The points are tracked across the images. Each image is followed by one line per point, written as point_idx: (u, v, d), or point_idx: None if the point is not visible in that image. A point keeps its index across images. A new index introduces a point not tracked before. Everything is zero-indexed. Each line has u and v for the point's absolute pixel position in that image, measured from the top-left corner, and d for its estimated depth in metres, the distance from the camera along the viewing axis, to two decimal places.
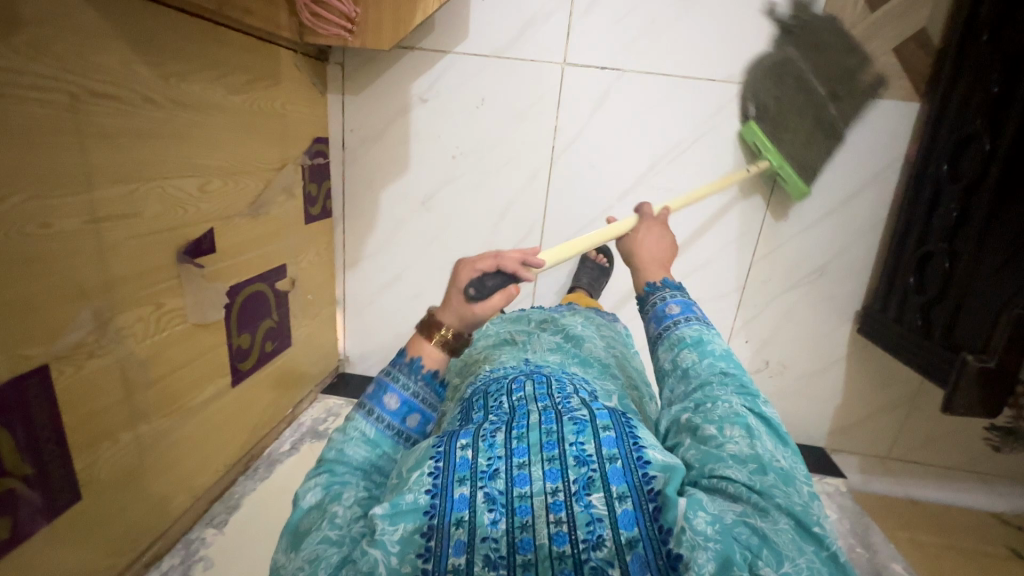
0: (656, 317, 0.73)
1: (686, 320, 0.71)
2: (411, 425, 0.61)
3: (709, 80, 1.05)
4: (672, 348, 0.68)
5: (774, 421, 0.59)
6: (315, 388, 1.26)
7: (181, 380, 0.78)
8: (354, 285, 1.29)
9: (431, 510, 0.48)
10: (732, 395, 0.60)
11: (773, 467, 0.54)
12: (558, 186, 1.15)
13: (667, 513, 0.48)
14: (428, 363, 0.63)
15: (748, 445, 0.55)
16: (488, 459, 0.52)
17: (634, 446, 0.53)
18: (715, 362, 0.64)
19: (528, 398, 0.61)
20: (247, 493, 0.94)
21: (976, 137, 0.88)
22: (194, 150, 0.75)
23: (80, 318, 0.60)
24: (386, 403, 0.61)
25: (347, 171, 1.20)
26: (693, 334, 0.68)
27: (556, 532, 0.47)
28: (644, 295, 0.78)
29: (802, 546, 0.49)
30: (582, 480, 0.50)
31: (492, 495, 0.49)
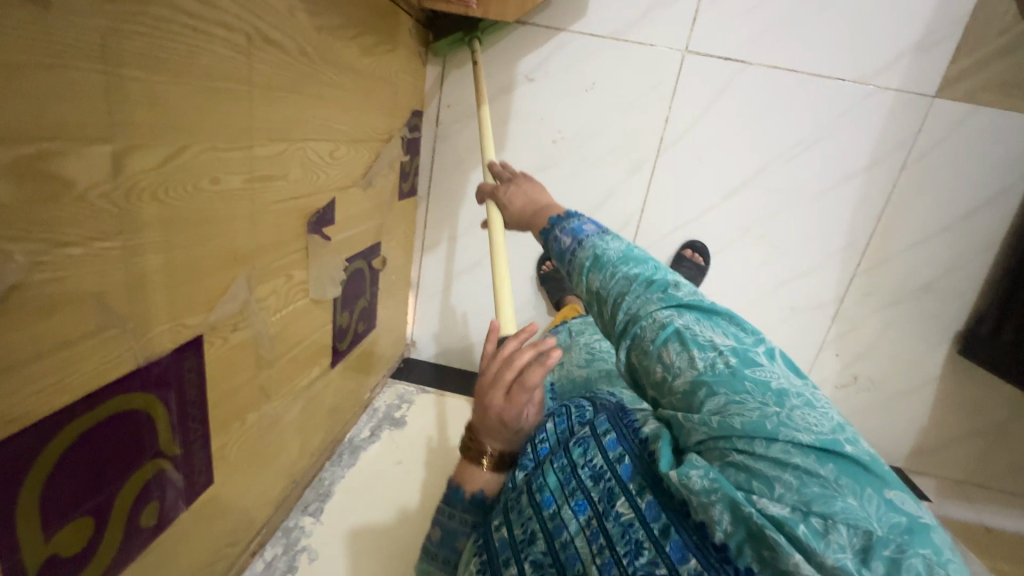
0: (558, 262, 0.61)
1: (582, 240, 0.59)
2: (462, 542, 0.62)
3: (838, 80, 1.00)
4: (581, 278, 0.57)
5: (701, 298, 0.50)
6: (386, 373, 1.21)
7: (296, 358, 0.73)
8: (430, 268, 1.24)
9: None
10: (649, 301, 0.51)
11: (718, 371, 0.44)
12: (660, 180, 1.10)
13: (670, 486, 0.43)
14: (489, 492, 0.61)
15: (688, 361, 0.46)
16: (523, 525, 0.53)
17: (634, 435, 0.52)
18: (621, 270, 0.54)
19: (547, 436, 0.60)
20: (337, 480, 0.89)
21: None
22: (330, 113, 0.70)
23: (233, 287, 0.54)
24: (453, 543, 0.61)
25: (438, 148, 1.14)
26: (591, 254, 0.57)
27: (603, 562, 0.44)
28: (545, 243, 0.65)
29: (787, 454, 0.39)
30: (605, 495, 0.49)
31: (538, 560, 0.49)
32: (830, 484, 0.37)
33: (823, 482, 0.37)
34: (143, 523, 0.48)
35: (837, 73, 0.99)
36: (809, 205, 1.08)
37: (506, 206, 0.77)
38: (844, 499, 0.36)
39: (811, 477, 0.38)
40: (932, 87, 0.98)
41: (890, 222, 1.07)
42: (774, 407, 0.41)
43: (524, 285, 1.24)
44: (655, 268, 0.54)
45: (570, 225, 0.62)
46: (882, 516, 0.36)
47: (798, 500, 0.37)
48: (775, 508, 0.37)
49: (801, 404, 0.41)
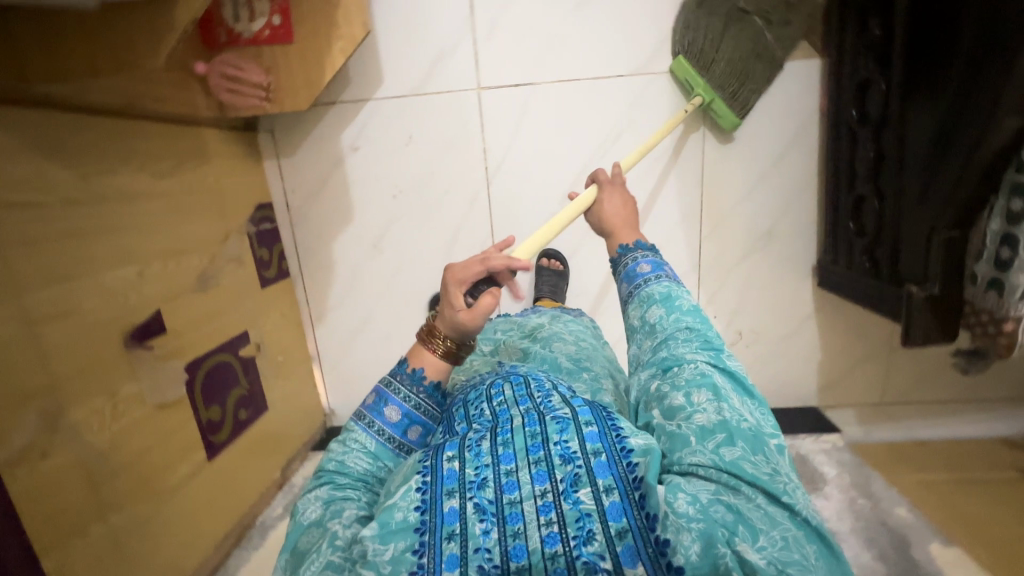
0: (627, 276, 0.75)
1: (656, 279, 0.72)
2: (394, 423, 0.61)
3: (619, 77, 1.09)
4: (642, 305, 0.70)
5: (739, 376, 0.62)
6: (303, 447, 1.26)
7: (152, 462, 0.79)
8: (324, 338, 1.31)
9: (421, 527, 0.48)
10: (697, 355, 0.62)
11: (745, 429, 0.54)
12: (498, 204, 1.18)
13: (652, 500, 0.47)
14: (429, 372, 0.63)
15: (715, 409, 0.56)
16: (476, 468, 0.51)
17: (617, 435, 0.53)
18: (680, 317, 0.67)
19: (509, 402, 0.60)
20: (241, 565, 0.94)
21: (873, 80, 0.92)
22: (125, 239, 0.78)
23: (27, 420, 0.61)
24: (387, 416, 0.61)
25: (296, 229, 1.23)
26: (661, 294, 0.70)
27: (546, 534, 0.46)
28: (618, 259, 0.79)
29: (776, 521, 0.49)
30: (570, 478, 0.49)
31: (482, 505, 0.49)
32: (807, 558, 0.47)
33: (802, 554, 0.47)
34: None
35: (616, 71, 1.09)
36: (638, 190, 1.16)
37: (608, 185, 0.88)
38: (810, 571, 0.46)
39: (794, 544, 0.48)
40: None
41: (713, 185, 1.15)
42: (782, 480, 0.52)
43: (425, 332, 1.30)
44: (715, 332, 0.67)
45: (637, 260, 0.76)
46: None
47: (775, 559, 0.46)
48: (754, 554, 0.45)
49: (802, 490, 0.52)
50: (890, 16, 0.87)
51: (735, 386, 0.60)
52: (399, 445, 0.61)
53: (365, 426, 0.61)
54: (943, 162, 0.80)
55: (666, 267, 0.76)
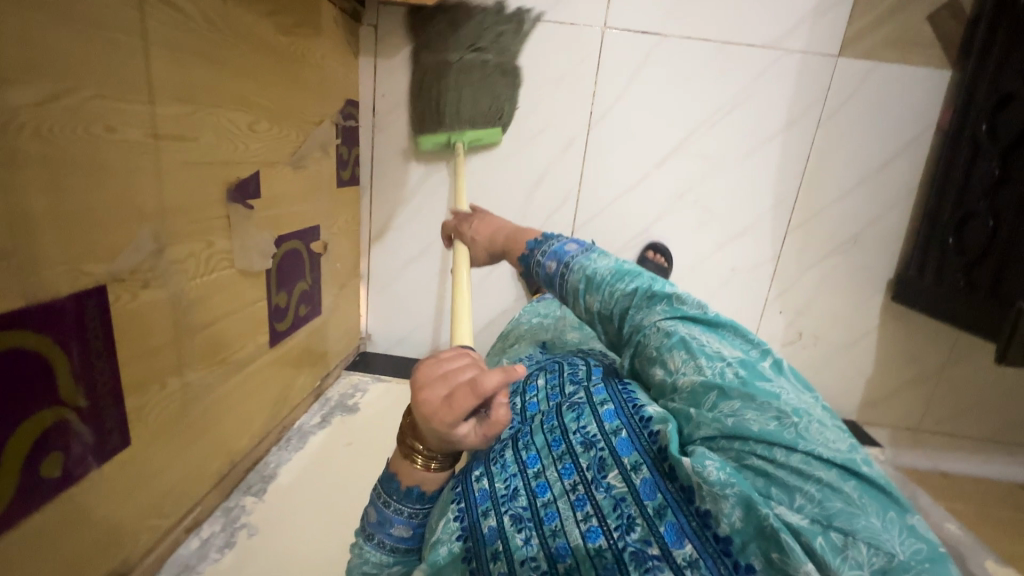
0: (546, 279, 0.66)
1: (569, 262, 0.63)
2: (405, 535, 0.51)
3: (748, 46, 1.06)
4: (578, 300, 0.62)
5: (705, 312, 0.54)
6: (340, 364, 1.20)
7: (227, 330, 0.73)
8: (379, 258, 1.25)
9: (468, 554, 0.47)
10: (653, 315, 0.55)
11: (731, 380, 0.47)
12: (592, 153, 1.14)
13: (680, 471, 0.43)
14: (428, 486, 0.51)
15: (694, 369, 0.49)
16: (505, 480, 0.51)
17: (633, 408, 0.51)
18: (616, 294, 0.59)
19: (541, 395, 0.61)
20: (283, 463, 0.88)
21: (1017, 96, 0.90)
22: (246, 85, 0.71)
23: (140, 239, 0.55)
24: (393, 531, 0.51)
25: (376, 137, 1.17)
26: (582, 278, 0.61)
27: (588, 529, 0.45)
28: (526, 266, 0.70)
29: (807, 471, 0.41)
30: (596, 464, 0.48)
31: (518, 514, 0.48)
32: (851, 502, 0.39)
33: (846, 499, 0.39)
34: (44, 474, 0.47)
35: (746, 40, 1.06)
36: (736, 167, 1.13)
37: (471, 241, 0.82)
38: (861, 518, 0.38)
39: (833, 491, 0.40)
40: (835, 48, 1.05)
41: (813, 178, 1.13)
42: (791, 418, 0.43)
43: (506, 281, 1.25)
44: (654, 281, 0.59)
45: (549, 251, 0.66)
46: (904, 541, 0.38)
47: (818, 512, 0.39)
48: (795, 516, 0.39)
49: (815, 423, 0.44)
50: None
51: (703, 328, 0.53)
52: (409, 547, 0.52)
53: (375, 546, 0.51)
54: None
55: (571, 243, 0.66)
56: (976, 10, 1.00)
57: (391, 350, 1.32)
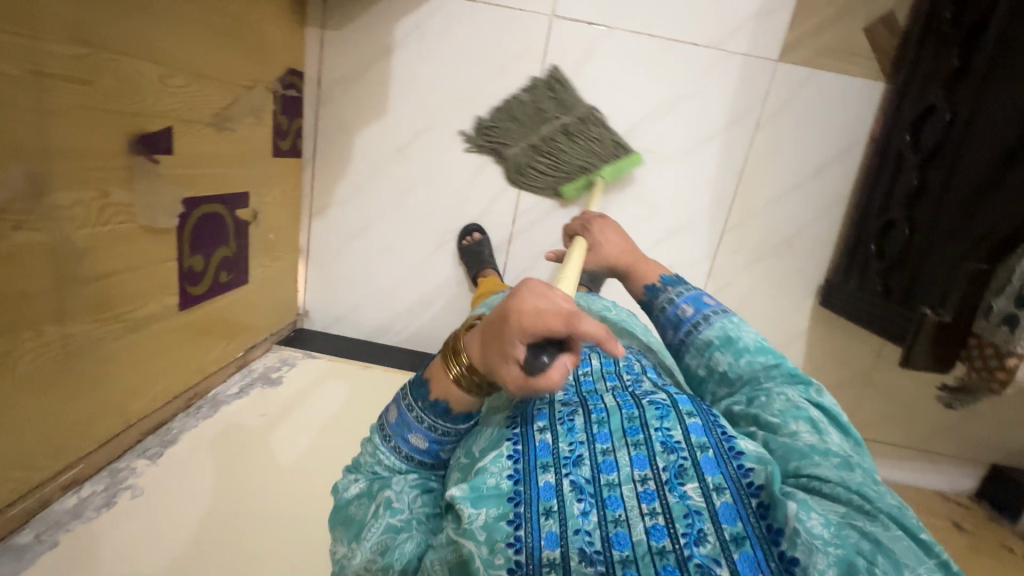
0: (670, 321, 0.75)
1: (705, 319, 0.73)
2: (422, 448, 0.55)
3: (692, 45, 1.07)
4: (703, 353, 0.71)
5: (834, 411, 0.62)
6: (271, 337, 1.18)
7: (125, 286, 0.71)
8: (320, 233, 1.24)
9: (516, 497, 0.47)
10: (790, 389, 0.63)
11: (851, 461, 0.55)
12: (537, 141, 1.14)
13: (776, 512, 0.46)
14: (454, 405, 0.53)
15: (819, 440, 0.57)
16: (570, 445, 0.52)
17: (722, 435, 0.53)
18: (752, 362, 0.68)
19: (596, 377, 0.64)
20: (187, 429, 0.86)
21: (937, 108, 0.92)
22: (159, 36, 0.70)
23: (9, 177, 0.53)
24: (411, 440, 0.54)
25: (321, 109, 1.15)
26: (724, 334, 0.70)
27: (653, 526, 0.46)
28: (647, 299, 0.80)
29: (920, 558, 0.46)
30: (673, 468, 0.50)
31: (580, 484, 0.49)
32: None
33: None
34: None
35: (691, 38, 1.07)
36: (678, 164, 1.14)
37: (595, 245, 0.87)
38: None
39: None
40: (776, 53, 1.07)
41: (750, 181, 1.15)
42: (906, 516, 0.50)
43: (446, 262, 1.24)
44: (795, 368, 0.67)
45: (685, 295, 0.76)
46: None
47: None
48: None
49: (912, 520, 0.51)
50: (973, 46, 0.87)
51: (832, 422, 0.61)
52: (423, 461, 0.56)
53: (392, 449, 0.55)
54: (987, 203, 0.83)
55: (708, 296, 0.76)
56: (910, 25, 1.03)
57: (329, 327, 1.31)
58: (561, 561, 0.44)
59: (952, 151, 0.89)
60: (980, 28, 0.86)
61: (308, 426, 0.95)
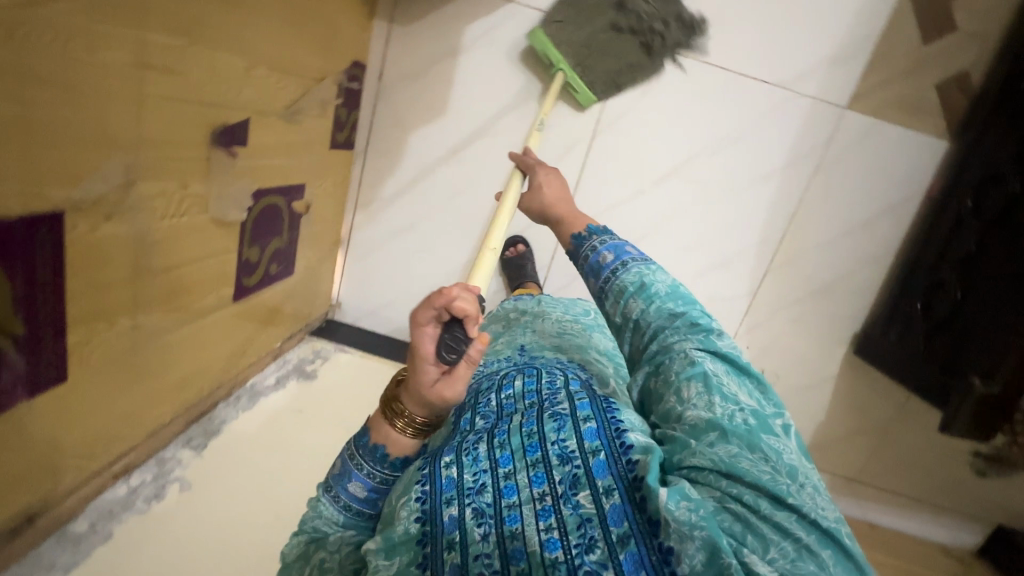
0: (592, 270, 0.69)
1: (622, 265, 0.66)
2: (360, 497, 0.51)
3: (762, 82, 1.06)
4: (619, 300, 0.65)
5: (734, 359, 0.58)
6: (304, 328, 1.18)
7: (190, 277, 0.70)
8: (362, 227, 1.23)
9: (423, 538, 0.45)
10: (686, 342, 0.58)
11: (739, 421, 0.50)
12: (593, 160, 1.14)
13: (650, 502, 0.43)
14: (393, 449, 0.51)
15: (705, 406, 0.51)
16: (474, 474, 0.48)
17: (616, 432, 0.49)
18: (661, 306, 0.63)
19: (517, 396, 0.58)
20: (228, 420, 0.86)
21: (1004, 178, 0.94)
22: (249, 29, 0.68)
23: (108, 169, 0.52)
24: (353, 492, 0.51)
25: (379, 104, 1.14)
26: (639, 284, 0.64)
27: (548, 538, 0.43)
28: (574, 249, 0.72)
29: (784, 526, 0.43)
30: (568, 480, 0.46)
31: (480, 509, 0.45)
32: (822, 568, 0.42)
33: (819, 562, 0.42)
34: None
35: (763, 75, 1.06)
36: (731, 198, 1.14)
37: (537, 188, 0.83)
38: None
39: (808, 553, 0.42)
40: (845, 99, 1.06)
41: (801, 223, 1.14)
42: (788, 477, 0.46)
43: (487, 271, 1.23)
44: (701, 314, 0.62)
45: (602, 245, 0.69)
46: None
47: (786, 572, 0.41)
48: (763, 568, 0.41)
49: (811, 487, 0.47)
50: None
51: (729, 370, 0.56)
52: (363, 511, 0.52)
53: (331, 499, 0.52)
54: None
55: (630, 246, 0.69)
56: (986, 86, 1.02)
57: (358, 321, 1.30)
58: None
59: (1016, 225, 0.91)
60: None
61: (343, 426, 0.94)
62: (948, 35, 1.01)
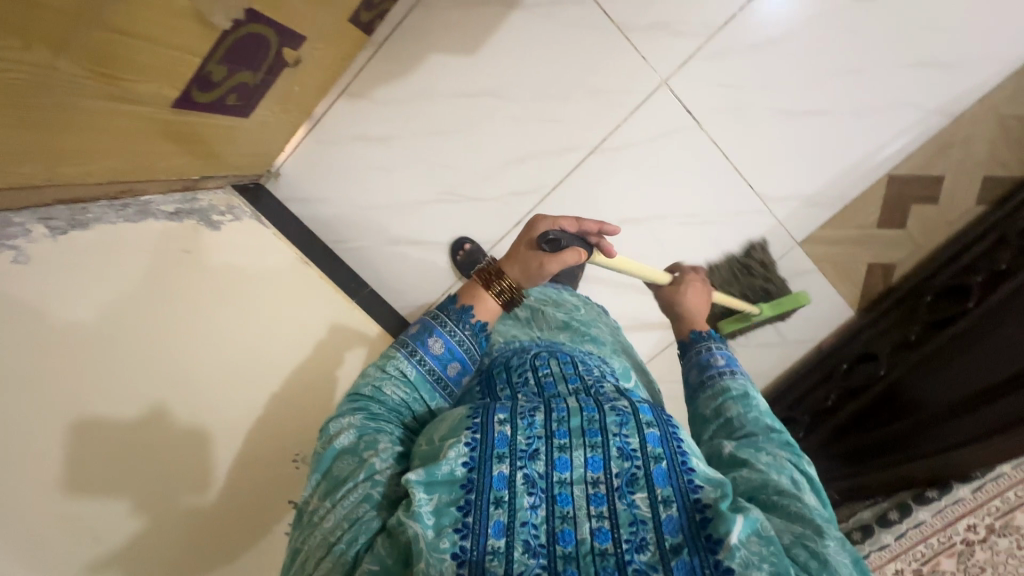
0: (698, 364, 0.73)
1: (731, 371, 0.70)
2: (436, 354, 0.69)
3: (749, 186, 1.15)
4: (716, 397, 0.67)
5: (816, 482, 0.58)
6: (229, 177, 1.09)
7: (133, 51, 0.62)
8: (339, 114, 1.16)
9: (467, 485, 0.51)
10: (776, 449, 0.59)
11: (815, 500, 0.55)
12: (582, 172, 1.17)
13: (718, 525, 0.48)
14: (478, 315, 0.72)
15: (791, 480, 0.55)
16: (528, 438, 0.54)
17: (679, 448, 0.54)
18: (759, 417, 0.63)
19: (557, 379, 0.65)
20: (102, 222, 0.77)
21: (876, 359, 1.14)
22: None
23: None
24: (431, 346, 0.69)
25: (417, 9, 1.08)
26: (745, 388, 0.67)
27: (599, 528, 0.48)
28: (690, 341, 0.78)
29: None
30: (625, 475, 0.51)
31: (533, 478, 0.51)
32: None
33: None
34: None
35: (751, 180, 1.15)
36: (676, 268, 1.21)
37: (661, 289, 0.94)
38: None
39: None
40: (801, 236, 1.17)
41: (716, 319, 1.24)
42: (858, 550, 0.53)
43: (438, 218, 1.22)
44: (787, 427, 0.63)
45: (715, 349, 0.73)
46: None
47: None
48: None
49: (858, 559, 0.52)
50: (930, 332, 1.08)
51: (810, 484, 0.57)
52: (434, 373, 0.69)
53: (411, 360, 0.69)
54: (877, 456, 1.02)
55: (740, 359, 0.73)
56: (900, 282, 1.16)
57: (287, 200, 1.22)
58: (503, 549, 0.47)
59: (908, 395, 1.05)
60: (940, 322, 1.07)
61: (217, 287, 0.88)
62: (897, 229, 1.15)
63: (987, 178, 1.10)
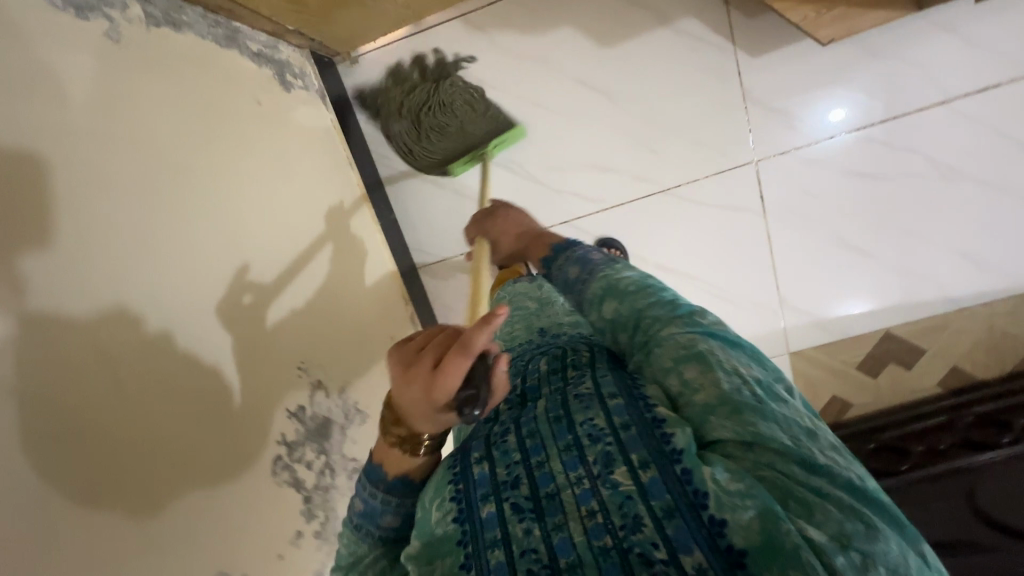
0: (566, 280, 0.65)
1: (596, 269, 0.62)
2: (392, 526, 0.52)
3: (774, 288, 1.22)
4: (594, 303, 0.59)
5: (734, 339, 0.51)
6: (314, 45, 1.06)
7: None
8: (445, 35, 1.10)
9: (464, 539, 0.43)
10: (674, 330, 0.51)
11: (751, 392, 0.45)
12: (644, 204, 1.17)
13: (693, 475, 0.41)
14: (410, 473, 0.52)
15: (716, 378, 0.46)
16: (506, 467, 0.46)
17: (644, 402, 0.47)
18: (638, 299, 0.56)
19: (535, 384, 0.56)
20: (191, 29, 0.82)
21: None
22: None
23: None
24: (381, 522, 0.52)
25: None
26: (603, 286, 0.59)
27: (592, 525, 0.41)
28: (552, 257, 0.71)
29: (824, 489, 0.40)
30: (602, 458, 0.44)
31: (519, 505, 0.44)
32: (868, 530, 0.38)
33: (866, 524, 0.38)
34: None
35: (781, 283, 1.21)
36: None
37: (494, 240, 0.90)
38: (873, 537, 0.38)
39: (851, 511, 0.39)
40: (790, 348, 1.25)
41: None
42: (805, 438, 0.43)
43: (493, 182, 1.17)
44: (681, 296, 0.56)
45: (575, 258, 0.66)
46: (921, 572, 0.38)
47: (837, 534, 0.38)
48: (814, 533, 0.38)
49: (830, 448, 0.43)
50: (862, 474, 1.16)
51: (730, 347, 0.50)
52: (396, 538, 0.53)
53: (363, 533, 0.52)
54: None
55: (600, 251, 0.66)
56: (851, 422, 1.25)
57: (353, 93, 1.15)
58: None
59: None
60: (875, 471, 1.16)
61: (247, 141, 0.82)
62: (868, 377, 1.24)
63: (958, 369, 1.21)
